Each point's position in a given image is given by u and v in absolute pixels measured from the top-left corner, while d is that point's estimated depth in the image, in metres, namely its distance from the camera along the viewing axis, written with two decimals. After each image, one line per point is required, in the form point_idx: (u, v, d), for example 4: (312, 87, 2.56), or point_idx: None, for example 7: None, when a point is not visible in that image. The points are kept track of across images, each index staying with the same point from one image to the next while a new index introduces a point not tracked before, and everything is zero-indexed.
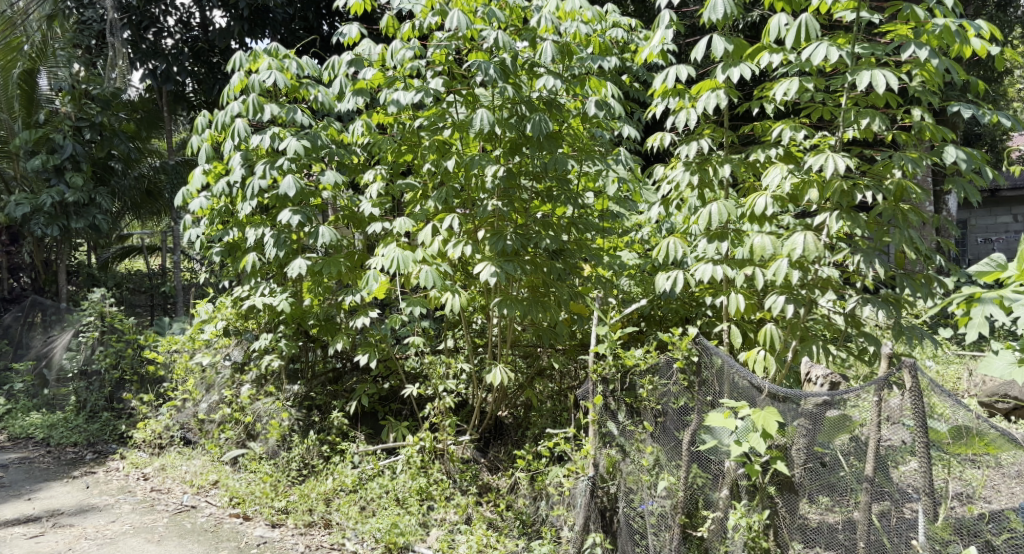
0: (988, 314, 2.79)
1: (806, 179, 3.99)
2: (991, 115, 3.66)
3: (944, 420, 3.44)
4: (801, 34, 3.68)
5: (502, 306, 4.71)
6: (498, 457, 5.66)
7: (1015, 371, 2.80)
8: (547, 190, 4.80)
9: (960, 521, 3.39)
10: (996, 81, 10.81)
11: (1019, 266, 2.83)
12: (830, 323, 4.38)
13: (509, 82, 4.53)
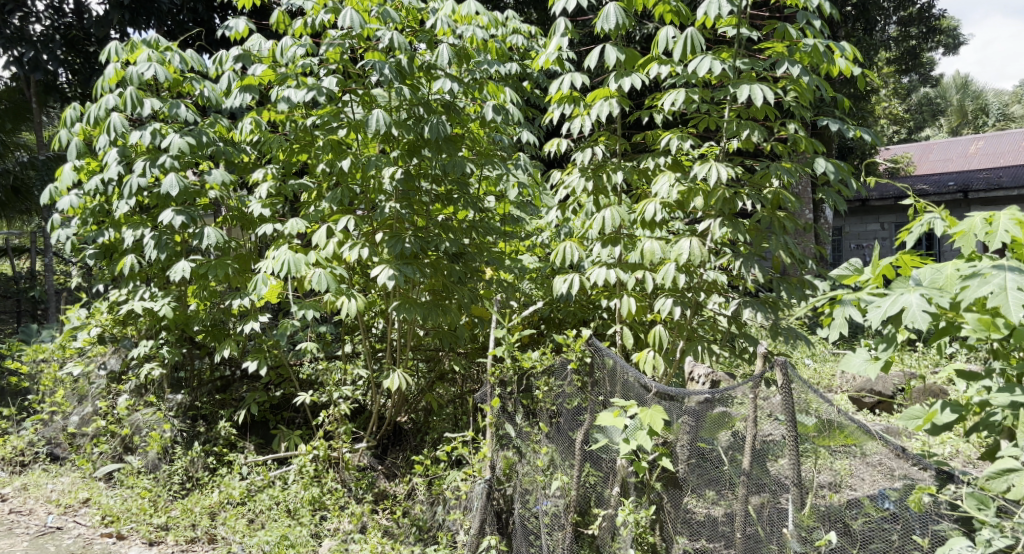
0: (848, 315, 3.03)
1: (692, 187, 4.16)
2: (859, 130, 3.89)
3: (813, 415, 3.62)
4: (687, 47, 3.82)
5: (400, 310, 4.70)
6: (395, 463, 5.64)
7: (868, 367, 3.01)
8: (446, 193, 4.81)
9: (827, 508, 3.57)
10: (863, 100, 11.51)
11: (874, 272, 3.08)
12: (714, 327, 4.57)
13: (406, 84, 4.54)
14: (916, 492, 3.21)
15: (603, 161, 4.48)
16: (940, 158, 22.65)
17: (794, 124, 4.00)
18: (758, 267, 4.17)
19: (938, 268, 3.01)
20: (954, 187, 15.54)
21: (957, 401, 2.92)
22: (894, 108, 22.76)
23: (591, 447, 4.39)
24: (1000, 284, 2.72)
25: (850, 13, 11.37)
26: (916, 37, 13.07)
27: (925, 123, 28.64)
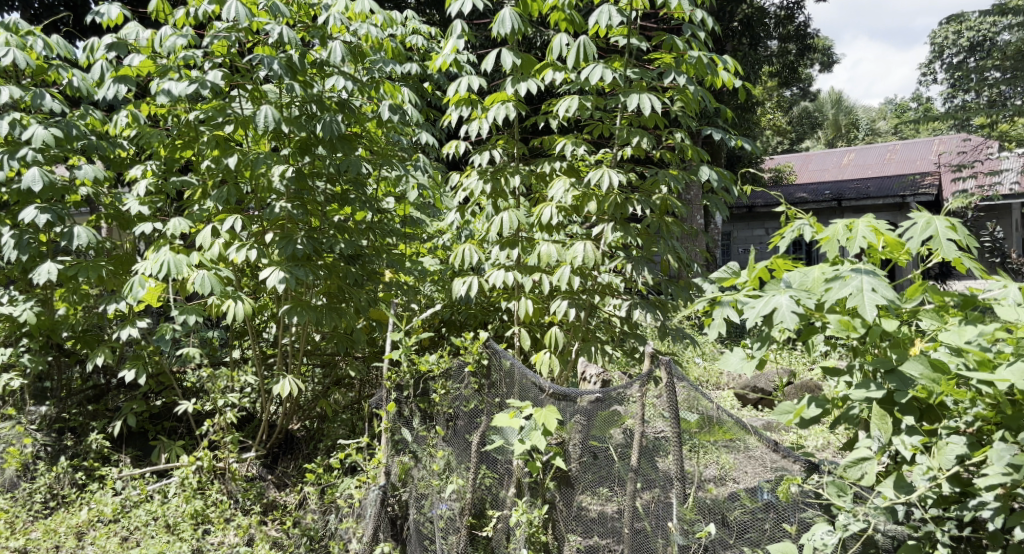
0: (726, 315, 3.20)
1: (586, 192, 4.24)
2: (741, 140, 4.05)
3: (694, 411, 3.76)
4: (580, 55, 3.90)
5: (291, 314, 4.56)
6: (286, 473, 5.59)
7: (744, 365, 3.20)
8: (342, 193, 4.75)
9: (707, 502, 3.70)
10: (744, 110, 12.03)
11: (750, 275, 3.29)
12: (609, 327, 4.65)
13: (297, 80, 4.45)
14: (785, 482, 3.40)
15: (500, 164, 4.51)
16: (817, 168, 23.86)
17: (680, 133, 4.13)
18: (648, 270, 4.27)
19: (806, 272, 3.19)
20: (829, 195, 16.41)
21: (821, 395, 3.15)
22: (777, 119, 23.83)
23: (487, 449, 4.41)
24: (857, 286, 2.93)
25: (736, 28, 12.11)
26: (794, 54, 13.74)
27: (805, 134, 30.12)
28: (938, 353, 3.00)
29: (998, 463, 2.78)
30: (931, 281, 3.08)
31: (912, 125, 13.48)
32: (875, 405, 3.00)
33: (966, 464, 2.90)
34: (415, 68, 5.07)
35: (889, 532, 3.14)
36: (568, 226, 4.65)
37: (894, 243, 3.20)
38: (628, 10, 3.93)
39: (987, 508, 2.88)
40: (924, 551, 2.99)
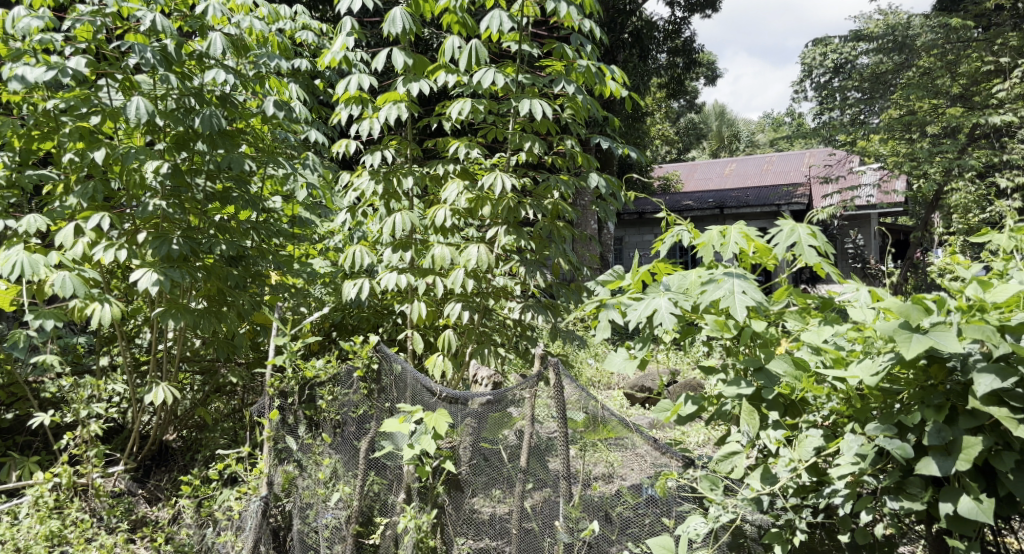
0: (611, 318, 3.35)
1: (480, 196, 4.15)
2: (628, 149, 4.13)
3: (580, 411, 3.86)
4: (472, 58, 3.93)
5: (166, 316, 4.37)
6: (159, 485, 5.32)
7: (627, 365, 3.32)
8: (223, 191, 4.60)
9: (591, 500, 3.81)
10: (629, 119, 12.33)
11: (634, 279, 3.45)
12: (503, 329, 4.65)
13: (172, 71, 4.28)
14: (662, 478, 3.45)
15: (392, 165, 4.47)
16: (704, 177, 24.76)
17: (571, 140, 4.17)
18: (540, 272, 4.27)
19: (683, 275, 3.33)
20: (713, 203, 17.02)
21: (696, 394, 3.32)
22: (666, 129, 24.57)
23: (376, 454, 4.36)
24: (730, 289, 3.10)
25: (626, 39, 12.33)
26: (680, 67, 14.18)
27: (692, 144, 31.23)
28: (801, 353, 3.24)
29: (848, 453, 3.01)
30: (795, 285, 3.31)
31: (788, 139, 14.11)
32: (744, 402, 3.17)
33: (823, 455, 3.13)
34: (304, 64, 4.98)
35: (754, 521, 3.29)
36: (463, 228, 4.59)
37: (763, 248, 3.44)
38: (519, 16, 3.98)
39: (838, 495, 3.08)
40: (785, 538, 3.17)
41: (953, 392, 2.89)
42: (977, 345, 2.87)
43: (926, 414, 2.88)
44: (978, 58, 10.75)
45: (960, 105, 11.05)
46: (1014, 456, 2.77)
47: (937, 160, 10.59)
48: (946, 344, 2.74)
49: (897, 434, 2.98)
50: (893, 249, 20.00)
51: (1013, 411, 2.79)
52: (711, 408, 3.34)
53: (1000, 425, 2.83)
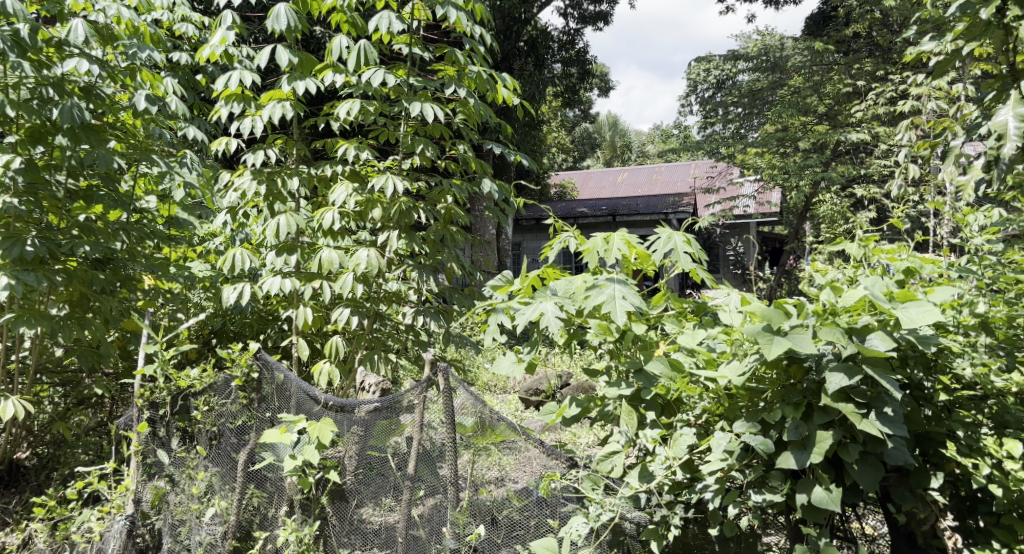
0: (499, 322, 3.71)
1: (370, 198, 4.03)
2: (519, 155, 3.96)
3: (469, 415, 3.94)
4: (360, 58, 3.89)
5: (19, 323, 4.09)
6: (7, 509, 4.89)
7: (515, 368, 3.74)
8: (87, 189, 4.33)
9: (479, 505, 3.94)
10: (520, 128, 12.42)
11: (521, 285, 3.80)
12: (396, 334, 4.40)
13: (27, 59, 4.02)
14: (546, 481, 3.60)
15: (276, 165, 4.29)
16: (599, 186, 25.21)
17: (464, 145, 4.07)
18: (431, 277, 4.15)
19: (570, 281, 3.72)
20: (606, 211, 17.32)
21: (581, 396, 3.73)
22: (562, 138, 24.92)
23: (257, 467, 4.24)
24: (611, 294, 3.51)
25: (522, 48, 12.72)
26: (574, 78, 14.32)
27: (590, 152, 31.74)
28: (676, 355, 3.65)
29: (718, 450, 3.43)
30: (671, 291, 3.65)
31: (675, 151, 14.47)
32: (625, 403, 3.62)
33: (696, 452, 3.55)
34: (182, 57, 4.77)
35: (635, 519, 3.69)
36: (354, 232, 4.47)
37: (644, 255, 3.61)
38: (409, 19, 3.94)
39: (709, 491, 3.53)
40: (661, 534, 3.55)
41: (809, 390, 3.34)
42: (829, 347, 3.28)
43: (786, 411, 3.31)
44: (838, 80, 11.23)
45: (825, 123, 11.54)
46: (858, 448, 3.23)
47: (806, 176, 10.98)
48: (803, 346, 3.15)
49: (761, 431, 3.43)
50: (776, 258, 20.83)
51: (858, 406, 3.27)
52: (597, 409, 3.76)
53: (847, 421, 3.30)
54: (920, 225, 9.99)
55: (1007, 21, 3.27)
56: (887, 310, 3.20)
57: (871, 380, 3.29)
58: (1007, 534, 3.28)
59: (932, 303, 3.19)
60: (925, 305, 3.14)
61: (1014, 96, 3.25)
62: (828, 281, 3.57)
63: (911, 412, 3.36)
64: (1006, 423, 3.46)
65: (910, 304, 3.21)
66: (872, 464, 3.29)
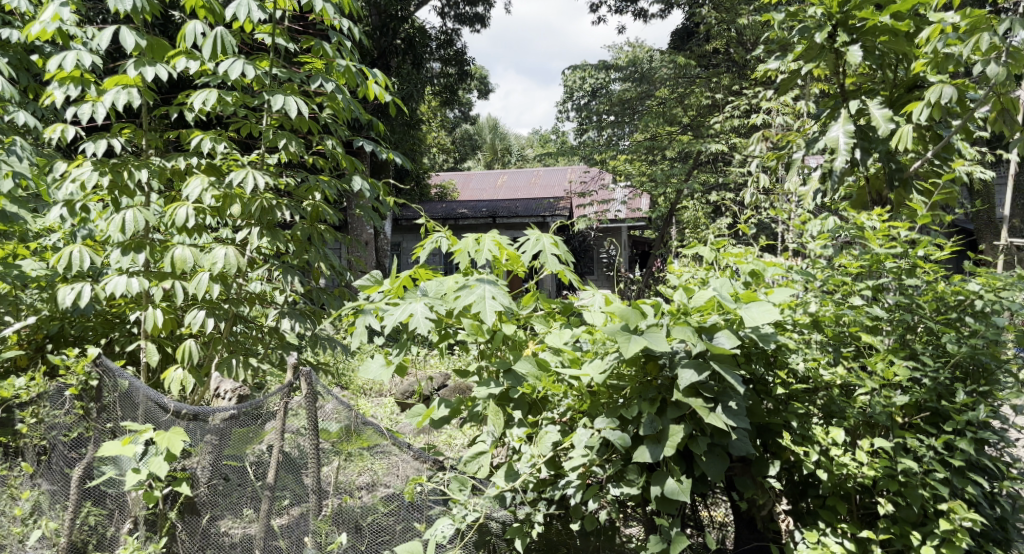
0: (367, 323, 3.67)
1: (228, 193, 3.79)
2: (390, 152, 3.86)
3: (334, 421, 3.95)
4: (216, 46, 3.72)
5: None
6: None
7: (383, 371, 3.72)
8: None
9: (339, 512, 3.92)
10: (395, 123, 12.32)
11: (390, 285, 3.79)
12: (258, 337, 4.19)
13: None
14: (411, 483, 3.71)
15: (120, 156, 3.97)
16: (479, 187, 25.62)
17: (331, 140, 3.91)
18: (296, 278, 4.00)
19: (441, 282, 3.75)
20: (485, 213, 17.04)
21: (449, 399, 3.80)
22: (442, 138, 25.17)
23: (94, 482, 3.93)
24: (481, 294, 3.53)
25: (398, 45, 12.62)
26: (454, 78, 14.38)
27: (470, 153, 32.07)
28: (544, 354, 3.75)
29: (580, 446, 3.66)
30: (542, 292, 3.77)
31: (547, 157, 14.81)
32: (493, 402, 3.71)
33: (558, 449, 3.74)
34: (11, 34, 4.36)
35: (499, 518, 3.93)
36: (212, 228, 4.23)
37: (515, 256, 3.68)
38: (272, 8, 3.78)
39: (571, 486, 3.77)
40: (525, 531, 3.80)
41: (663, 387, 3.59)
42: (682, 344, 3.56)
43: (642, 407, 3.53)
44: (700, 92, 11.81)
45: (688, 133, 12.10)
46: (706, 440, 3.53)
47: (672, 182, 11.56)
48: (657, 344, 3.37)
49: (620, 427, 3.64)
50: (645, 260, 21.56)
51: (706, 400, 3.52)
52: (465, 410, 3.80)
53: (697, 415, 3.59)
54: (765, 228, 10.78)
55: (838, 47, 3.49)
56: (732, 310, 3.46)
57: (719, 375, 3.56)
58: (830, 513, 3.72)
59: (770, 303, 3.46)
60: (764, 305, 3.39)
61: (843, 115, 3.51)
62: (684, 284, 3.72)
63: (753, 405, 3.65)
64: (833, 413, 3.77)
65: (753, 304, 3.46)
66: (718, 456, 3.59)
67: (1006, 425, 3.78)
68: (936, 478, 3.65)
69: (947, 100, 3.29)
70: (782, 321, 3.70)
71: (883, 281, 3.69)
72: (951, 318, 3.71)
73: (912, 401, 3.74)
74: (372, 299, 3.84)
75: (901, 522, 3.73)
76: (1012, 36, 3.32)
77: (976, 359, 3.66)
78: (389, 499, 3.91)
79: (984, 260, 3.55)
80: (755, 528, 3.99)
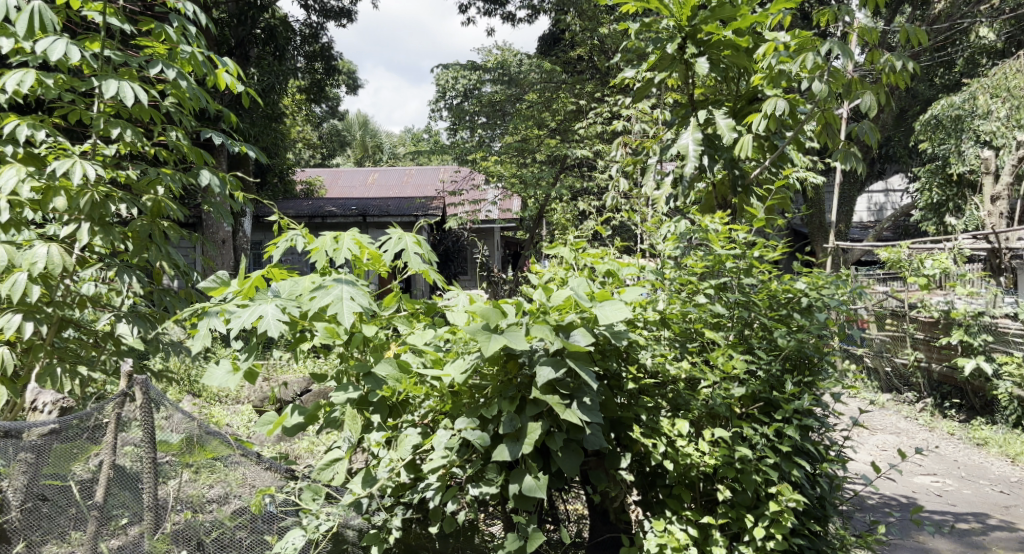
0: (211, 327, 3.46)
1: (50, 185, 3.46)
2: (241, 146, 3.70)
3: (172, 431, 3.67)
4: (33, 21, 3.35)
5: None
6: None
7: (230, 377, 3.52)
8: None
9: (178, 528, 3.66)
10: (245, 115, 11.74)
11: (238, 286, 3.59)
12: (90, 343, 3.89)
13: None
14: (259, 495, 3.61)
15: None
16: (348, 186, 24.96)
17: (174, 131, 3.71)
18: (133, 279, 3.75)
19: (295, 282, 3.60)
20: (355, 210, 15.91)
21: (303, 405, 3.65)
22: (307, 133, 24.22)
23: None
24: (339, 294, 3.42)
25: (258, 35, 12.21)
26: (321, 74, 13.90)
27: (337, 149, 30.92)
28: (406, 356, 3.71)
29: (439, 448, 3.62)
30: (404, 293, 3.74)
31: (421, 155, 14.56)
32: (351, 407, 3.63)
33: (418, 452, 3.70)
34: None
35: (355, 526, 3.82)
36: (34, 223, 3.85)
37: (377, 256, 3.62)
38: None
39: (430, 489, 3.72)
40: (382, 538, 3.70)
41: (522, 385, 3.61)
42: (541, 342, 3.59)
43: (502, 405, 3.53)
44: (565, 97, 11.59)
45: (557, 138, 11.81)
46: (562, 436, 3.54)
47: (542, 186, 11.32)
48: (516, 342, 3.38)
49: (480, 426, 3.63)
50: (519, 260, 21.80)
51: (562, 397, 3.55)
52: (320, 415, 3.67)
53: (554, 413, 3.60)
54: (621, 231, 11.08)
55: (687, 58, 3.70)
56: (587, 309, 3.53)
57: (574, 372, 3.62)
58: (676, 502, 3.89)
59: (622, 302, 3.56)
60: (617, 302, 3.49)
61: (692, 123, 3.74)
62: (542, 284, 3.78)
63: (606, 400, 3.75)
64: (679, 406, 3.95)
65: (606, 303, 3.54)
66: (574, 451, 3.61)
67: (826, 412, 4.12)
68: (767, 463, 3.89)
69: (781, 113, 3.54)
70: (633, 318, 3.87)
71: (724, 281, 3.97)
72: (782, 314, 4.01)
73: (748, 392, 3.99)
74: (219, 301, 3.62)
75: (737, 506, 3.93)
76: (834, 58, 3.61)
77: (802, 352, 3.97)
78: (235, 514, 3.70)
79: (810, 261, 3.87)
80: (608, 520, 4.13)
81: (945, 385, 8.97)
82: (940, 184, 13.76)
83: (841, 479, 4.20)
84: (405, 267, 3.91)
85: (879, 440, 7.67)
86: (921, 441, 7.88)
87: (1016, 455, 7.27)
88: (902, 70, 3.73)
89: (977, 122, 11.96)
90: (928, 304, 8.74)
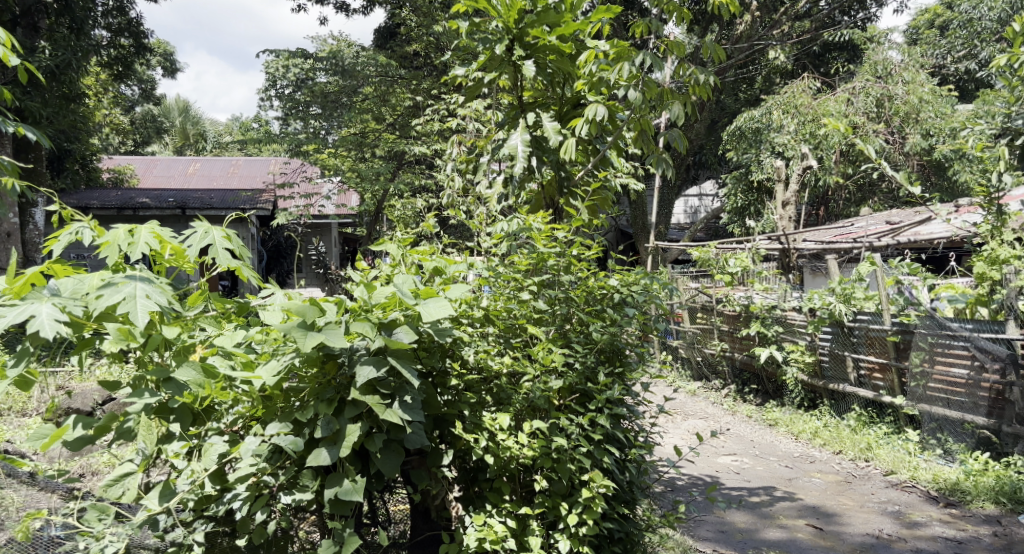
0: None
1: None
2: (15, 127, 3.36)
3: None
4: None
5: None
6: None
7: None
8: None
9: None
10: (30, 92, 10.80)
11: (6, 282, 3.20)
12: None
13: None
14: (28, 521, 3.11)
15: None
16: (162, 174, 23.52)
17: None
18: None
19: (80, 280, 3.30)
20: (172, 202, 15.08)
21: (87, 416, 3.29)
22: (118, 118, 22.29)
23: None
24: (130, 292, 3.14)
25: (52, 5, 11.37)
26: (129, 50, 13.25)
27: (150, 137, 28.89)
28: (213, 358, 3.49)
29: (247, 455, 3.40)
30: (210, 291, 3.55)
31: (245, 143, 13.91)
32: (146, 415, 3.29)
33: (224, 461, 3.45)
34: None
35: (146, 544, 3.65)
36: None
37: (179, 251, 3.41)
38: None
39: (238, 500, 3.46)
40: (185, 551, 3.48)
41: (341, 386, 3.47)
42: (363, 341, 3.45)
43: (318, 408, 3.39)
44: (400, 92, 11.56)
45: (393, 133, 11.75)
46: (382, 437, 3.43)
47: (378, 181, 11.16)
48: (333, 340, 3.25)
49: (294, 431, 3.47)
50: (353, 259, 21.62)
51: (382, 397, 3.44)
52: (112, 427, 3.32)
53: (374, 413, 3.48)
54: (459, 229, 11.21)
55: (515, 60, 3.83)
56: (410, 306, 3.42)
57: (396, 370, 3.51)
58: (495, 495, 3.95)
59: (446, 299, 3.48)
60: (442, 299, 3.42)
61: (522, 125, 3.98)
62: (363, 280, 3.73)
63: (429, 398, 3.70)
64: (502, 400, 4.01)
65: (429, 299, 3.47)
66: (394, 451, 3.51)
67: (636, 401, 4.39)
68: (581, 452, 4.04)
69: (600, 118, 3.72)
70: (459, 315, 3.89)
71: (545, 278, 4.15)
72: (597, 309, 4.22)
73: (565, 385, 4.14)
74: None
75: (554, 495, 4.06)
76: (648, 68, 3.85)
77: (614, 344, 4.21)
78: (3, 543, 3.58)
79: (622, 258, 4.09)
80: (428, 518, 4.17)
81: (746, 372, 9.85)
82: (744, 190, 15.04)
83: (648, 464, 4.47)
84: (215, 263, 3.73)
85: (687, 425, 8.30)
86: (720, 423, 8.64)
87: (799, 433, 8.06)
88: (707, 84, 4.04)
89: (774, 134, 13.20)
90: (731, 298, 9.71)
